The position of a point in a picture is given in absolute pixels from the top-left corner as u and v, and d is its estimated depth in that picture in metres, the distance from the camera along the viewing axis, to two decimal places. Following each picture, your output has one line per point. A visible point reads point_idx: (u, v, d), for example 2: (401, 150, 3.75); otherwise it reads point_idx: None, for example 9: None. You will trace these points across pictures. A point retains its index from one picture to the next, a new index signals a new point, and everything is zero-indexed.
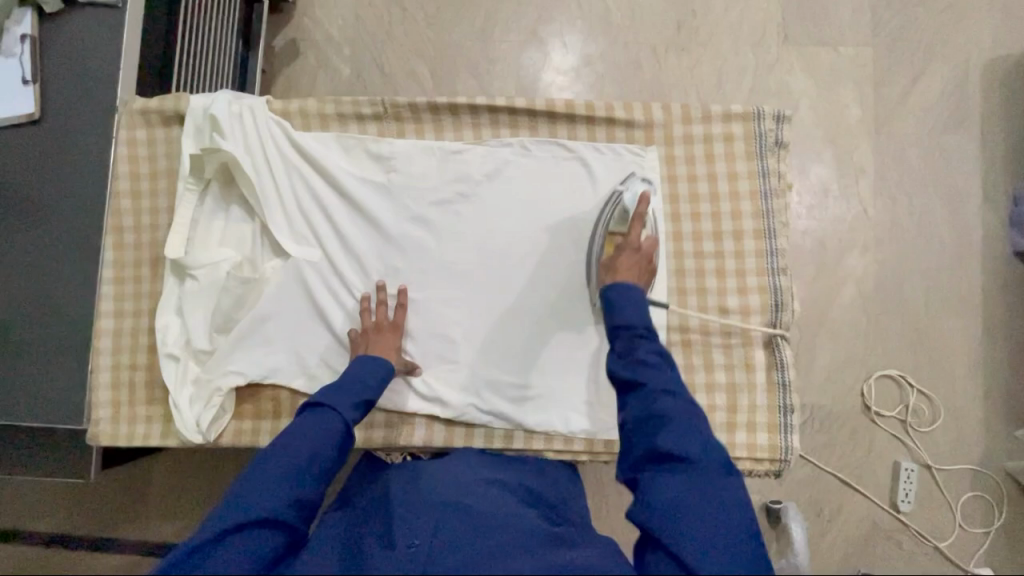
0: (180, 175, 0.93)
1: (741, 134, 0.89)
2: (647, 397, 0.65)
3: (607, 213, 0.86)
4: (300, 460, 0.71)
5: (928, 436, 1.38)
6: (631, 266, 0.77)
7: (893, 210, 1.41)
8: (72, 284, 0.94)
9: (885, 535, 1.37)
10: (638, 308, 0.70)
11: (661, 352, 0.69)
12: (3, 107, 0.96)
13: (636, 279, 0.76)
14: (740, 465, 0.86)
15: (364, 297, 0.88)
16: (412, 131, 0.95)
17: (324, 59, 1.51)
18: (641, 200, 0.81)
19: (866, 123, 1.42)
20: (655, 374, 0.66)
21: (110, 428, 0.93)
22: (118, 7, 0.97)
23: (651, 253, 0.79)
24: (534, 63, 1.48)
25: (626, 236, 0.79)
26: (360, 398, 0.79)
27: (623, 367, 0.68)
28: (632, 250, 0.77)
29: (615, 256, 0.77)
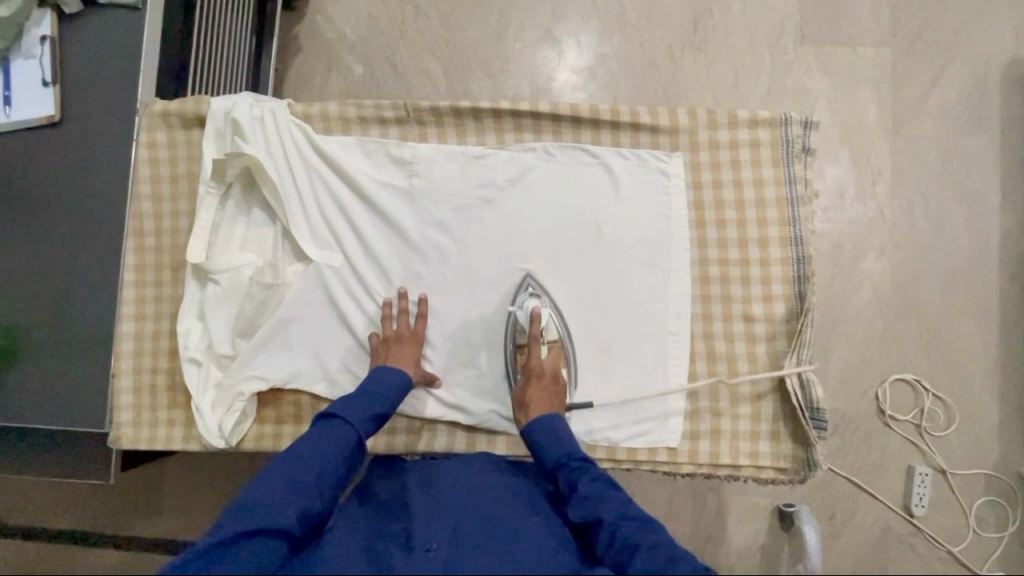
0: (201, 178, 0.93)
1: (767, 141, 0.88)
2: (609, 528, 0.67)
3: (510, 329, 0.88)
4: (309, 474, 0.71)
5: (943, 441, 1.37)
6: (540, 397, 0.83)
7: (911, 213, 1.40)
8: (94, 287, 0.94)
9: (897, 537, 1.38)
10: (561, 446, 0.76)
11: (599, 476, 0.74)
12: (23, 109, 0.96)
13: (546, 409, 0.82)
14: (763, 474, 0.85)
15: (386, 304, 0.88)
16: (434, 135, 0.94)
17: (337, 58, 1.50)
18: (532, 322, 0.84)
19: (884, 125, 1.41)
20: (603, 503, 0.69)
21: (132, 432, 0.93)
22: (139, 8, 0.96)
23: (556, 372, 0.84)
24: (548, 62, 1.47)
25: (529, 361, 0.84)
26: (374, 411, 0.80)
27: (577, 509, 0.71)
28: (535, 383, 0.83)
29: (524, 393, 0.83)
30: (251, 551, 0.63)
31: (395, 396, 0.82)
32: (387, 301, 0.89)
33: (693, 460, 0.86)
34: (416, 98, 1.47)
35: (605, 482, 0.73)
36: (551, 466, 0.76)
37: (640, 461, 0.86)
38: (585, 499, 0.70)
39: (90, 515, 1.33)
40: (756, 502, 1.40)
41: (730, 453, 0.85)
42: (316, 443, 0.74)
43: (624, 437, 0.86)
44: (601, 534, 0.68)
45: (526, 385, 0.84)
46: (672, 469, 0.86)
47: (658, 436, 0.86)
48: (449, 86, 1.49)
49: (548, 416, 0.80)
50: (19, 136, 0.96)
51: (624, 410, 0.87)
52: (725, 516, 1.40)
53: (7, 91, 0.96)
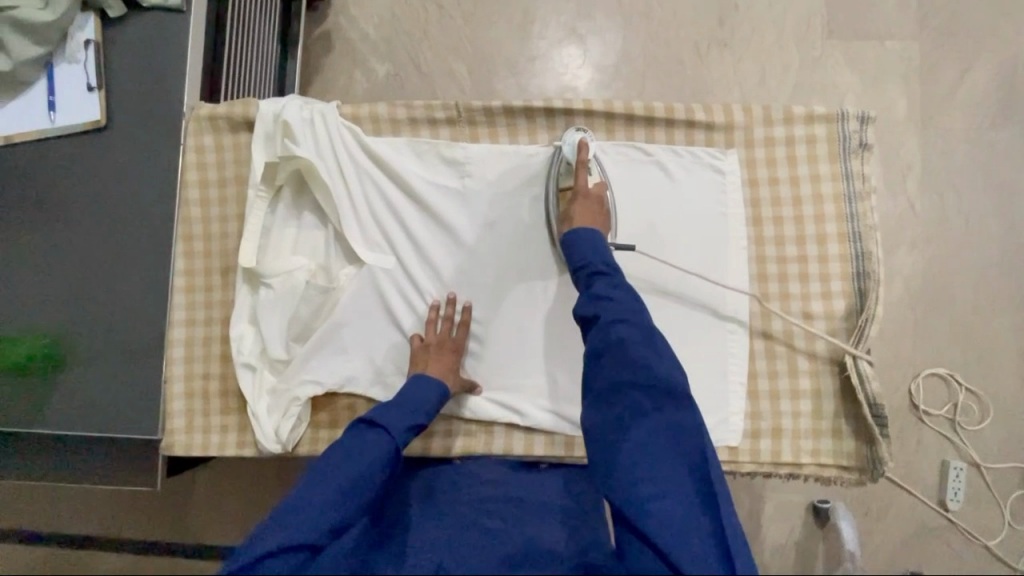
0: (251, 182, 0.92)
1: (824, 137, 0.88)
2: (605, 326, 0.72)
3: (554, 172, 0.89)
4: (341, 483, 0.68)
5: (978, 435, 1.35)
6: (583, 213, 0.84)
7: (942, 207, 1.37)
8: (144, 293, 0.93)
9: (932, 532, 1.36)
10: (594, 249, 0.78)
11: (618, 284, 0.76)
12: (67, 115, 0.95)
13: (588, 222, 0.83)
14: (826, 472, 0.85)
15: (434, 307, 0.88)
16: (486, 134, 0.93)
17: (360, 59, 1.46)
18: (581, 148, 0.86)
19: (911, 119, 1.38)
20: (612, 305, 0.73)
21: (186, 438, 0.93)
22: (184, 11, 0.96)
23: (602, 196, 0.85)
24: (574, 61, 1.43)
25: (575, 186, 0.86)
26: (414, 420, 0.77)
27: (585, 301, 0.75)
28: (581, 197, 0.85)
29: (569, 208, 0.85)
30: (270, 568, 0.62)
31: (433, 405, 0.80)
32: (434, 304, 0.88)
33: (755, 458, 0.85)
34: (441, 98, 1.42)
35: (622, 289, 0.75)
36: (577, 265, 0.79)
37: None
38: (596, 297, 0.75)
39: (120, 522, 1.31)
40: (790, 500, 1.37)
41: (792, 452, 0.85)
42: (352, 450, 0.72)
43: None
44: (594, 332, 0.72)
45: (570, 202, 0.86)
46: (733, 468, 0.86)
47: (719, 436, 0.85)
48: (474, 86, 1.45)
49: (591, 229, 0.82)
50: (64, 142, 0.95)
51: None
52: (759, 515, 1.37)
53: (52, 96, 0.95)
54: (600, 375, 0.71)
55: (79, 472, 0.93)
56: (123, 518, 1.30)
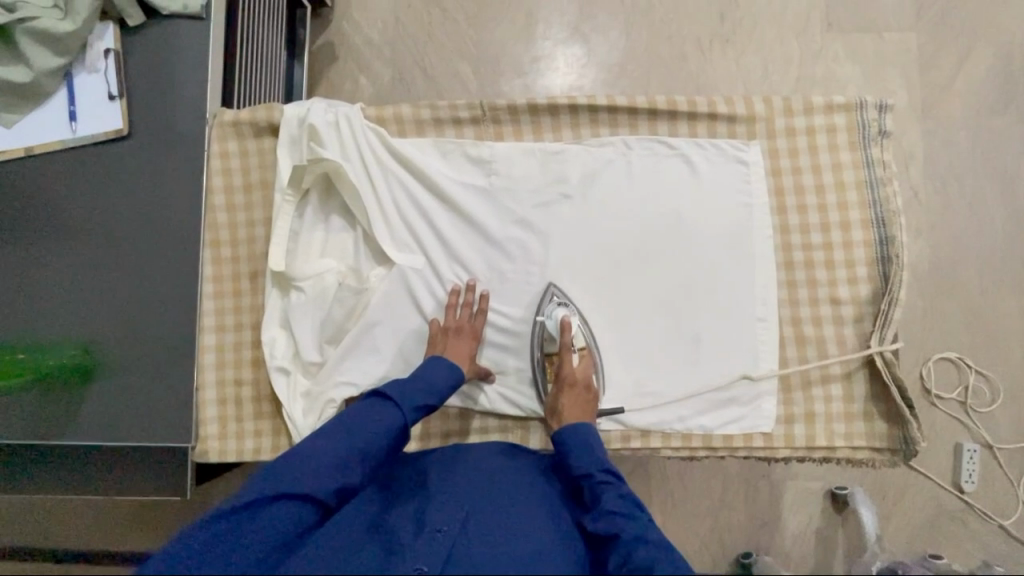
0: (279, 186, 0.93)
1: (844, 126, 0.90)
2: (624, 547, 0.66)
3: (537, 341, 0.88)
4: (350, 450, 0.71)
5: (988, 417, 1.33)
6: (573, 404, 0.83)
7: (943, 194, 1.37)
8: (171, 301, 0.93)
9: (950, 516, 1.33)
10: (594, 455, 0.75)
11: (626, 494, 0.72)
12: (88, 124, 0.94)
13: (578, 415, 0.82)
14: (858, 454, 0.87)
15: (454, 293, 0.88)
16: (511, 133, 0.95)
17: (365, 63, 1.44)
18: (564, 330, 0.85)
19: (912, 110, 1.38)
20: (626, 521, 0.68)
21: (219, 444, 0.93)
22: (204, 17, 0.95)
23: (588, 381, 0.84)
24: (578, 61, 1.41)
25: (560, 371, 0.84)
26: (425, 401, 0.79)
27: (596, 520, 0.70)
28: (568, 389, 0.83)
29: (557, 399, 0.84)
30: (277, 516, 0.65)
31: (447, 388, 0.81)
32: (454, 289, 0.88)
33: (790, 443, 0.87)
34: (448, 101, 1.39)
35: (631, 502, 0.71)
36: (578, 474, 0.75)
37: (737, 449, 0.88)
38: (606, 512, 0.69)
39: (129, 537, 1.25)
40: (809, 489, 1.35)
41: (826, 436, 0.87)
42: (365, 420, 0.75)
43: (717, 424, 0.87)
44: (614, 555, 0.66)
45: (557, 391, 0.84)
46: (768, 454, 0.87)
47: (752, 422, 0.87)
48: (480, 87, 1.42)
49: (581, 423, 0.80)
50: (85, 151, 0.94)
51: (718, 399, 0.88)
52: (780, 506, 1.34)
53: (73, 106, 0.94)
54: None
55: (105, 484, 0.92)
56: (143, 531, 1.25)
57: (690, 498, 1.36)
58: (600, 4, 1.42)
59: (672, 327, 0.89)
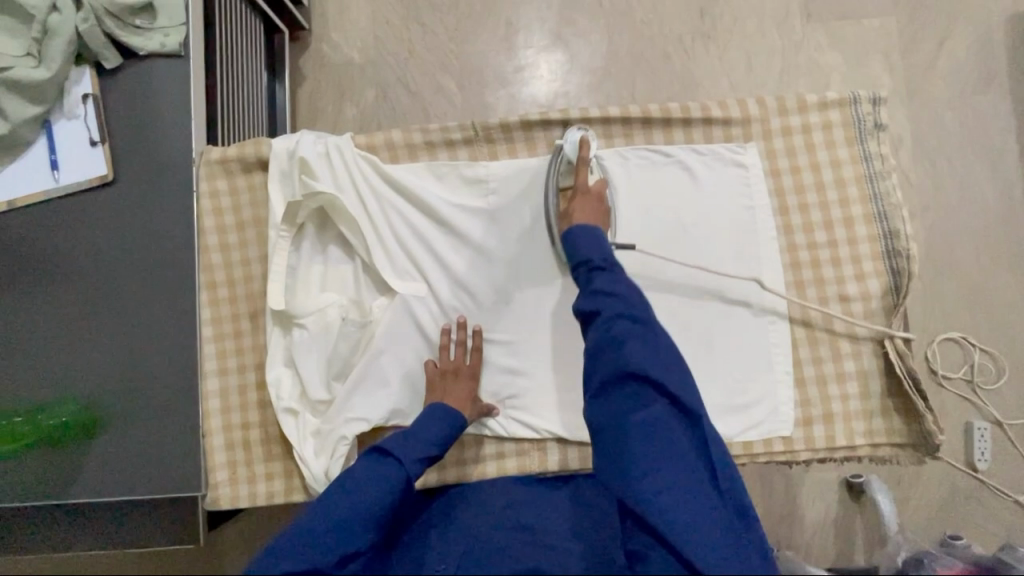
0: (273, 223, 0.90)
1: (839, 121, 0.89)
2: (606, 322, 0.71)
3: (554, 171, 0.89)
4: (349, 516, 0.67)
5: (996, 394, 1.33)
6: (583, 209, 0.84)
7: (935, 176, 1.37)
8: (170, 348, 0.90)
9: (965, 496, 1.33)
10: (595, 244, 0.78)
11: (618, 279, 0.75)
12: (70, 172, 0.92)
13: (589, 217, 0.83)
14: (880, 451, 0.86)
15: (445, 332, 0.87)
16: (505, 151, 0.93)
17: (347, 85, 1.42)
18: (582, 146, 0.86)
19: (898, 93, 1.38)
20: (612, 301, 0.72)
21: (231, 491, 0.91)
22: (183, 55, 0.93)
23: (602, 195, 0.86)
24: (562, 66, 1.40)
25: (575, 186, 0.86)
26: (427, 452, 0.76)
27: (585, 299, 0.74)
28: (581, 196, 0.85)
29: (569, 206, 0.85)
30: None
31: (447, 436, 0.79)
32: (445, 329, 0.87)
33: (810, 446, 0.86)
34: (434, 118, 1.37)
35: (620, 283, 0.75)
36: (574, 262, 0.78)
37: (757, 456, 0.87)
38: (596, 292, 0.74)
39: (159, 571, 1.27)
40: (824, 478, 1.34)
41: (845, 435, 0.86)
42: (365, 479, 0.70)
43: (736, 433, 0.86)
44: (596, 329, 0.71)
45: (571, 199, 0.86)
46: (790, 458, 0.87)
47: (771, 427, 0.86)
48: (465, 100, 1.41)
49: (592, 223, 0.81)
50: (69, 201, 0.92)
51: (735, 410, 0.86)
52: (795, 498, 1.34)
53: (54, 155, 0.91)
54: (603, 363, 0.69)
55: (115, 540, 0.90)
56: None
57: None
58: (579, 9, 1.41)
59: (684, 337, 0.87)
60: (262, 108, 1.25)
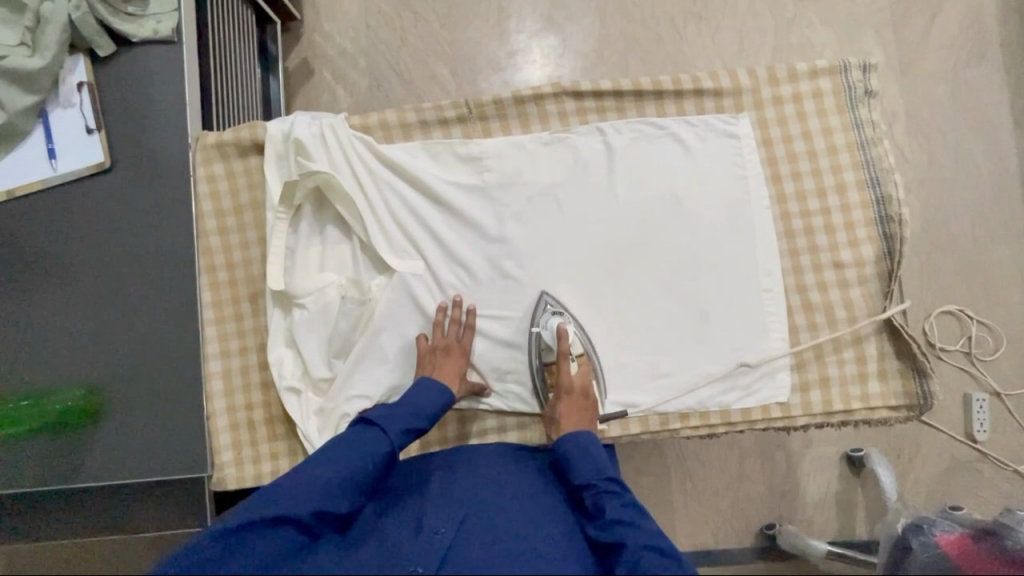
0: (271, 204, 0.91)
1: (830, 90, 0.90)
2: (631, 556, 0.65)
3: (534, 351, 0.88)
4: (335, 480, 0.70)
5: (993, 364, 1.34)
6: (569, 413, 0.81)
7: (929, 150, 1.37)
8: (172, 332, 0.91)
9: (965, 466, 1.34)
10: (595, 463, 0.75)
11: (629, 502, 0.71)
12: (67, 160, 0.92)
13: (576, 423, 0.80)
14: (876, 415, 0.87)
15: (441, 309, 0.87)
16: (499, 129, 0.94)
17: (341, 74, 1.42)
18: (561, 338, 0.83)
19: (890, 68, 1.38)
20: (631, 530, 0.67)
21: (236, 471, 0.93)
22: (177, 41, 0.93)
23: (586, 389, 0.83)
24: (554, 51, 1.40)
25: (558, 378, 0.83)
26: (412, 424, 0.78)
27: (601, 531, 0.69)
28: (565, 399, 0.82)
29: (554, 409, 0.82)
30: (269, 540, 0.64)
31: (436, 410, 0.80)
32: (440, 307, 0.88)
33: (807, 411, 0.87)
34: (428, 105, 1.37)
35: (634, 509, 0.70)
36: (579, 484, 0.74)
37: (754, 422, 0.88)
38: (612, 521, 0.68)
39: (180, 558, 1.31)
40: (825, 454, 1.35)
41: (842, 399, 0.87)
42: (351, 446, 0.73)
43: (732, 399, 0.87)
44: (622, 568, 0.65)
45: (556, 399, 0.83)
46: (787, 424, 0.88)
47: (768, 393, 0.87)
48: (458, 87, 1.41)
49: (579, 433, 0.78)
50: (67, 189, 0.92)
51: (729, 375, 0.87)
52: (796, 473, 1.34)
53: (50, 143, 0.92)
54: None
55: (123, 522, 0.91)
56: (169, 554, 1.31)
57: (709, 475, 1.35)
58: None
59: (679, 307, 0.88)
60: (257, 98, 1.25)
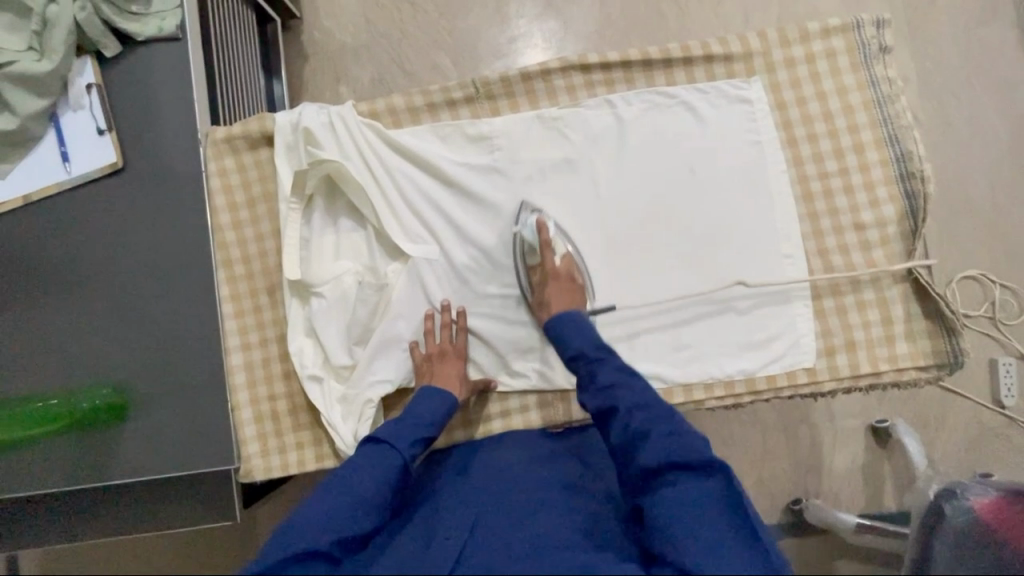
0: (284, 196, 0.92)
1: (843, 49, 0.88)
2: (623, 418, 0.72)
3: (517, 256, 0.89)
4: (347, 504, 0.69)
5: (1019, 328, 1.31)
6: (557, 295, 0.84)
7: (944, 113, 1.34)
8: (192, 327, 0.92)
9: (995, 433, 1.31)
10: (584, 333, 0.79)
11: (620, 365, 0.76)
12: (80, 161, 0.93)
13: (567, 303, 0.84)
14: (905, 376, 0.85)
15: (428, 317, 0.87)
16: (507, 107, 0.93)
17: (343, 68, 1.42)
18: (541, 230, 0.85)
19: (900, 30, 1.35)
20: (622, 394, 0.73)
21: (263, 462, 0.93)
22: (181, 38, 0.93)
23: (572, 273, 0.85)
24: (554, 33, 1.39)
25: (544, 268, 0.85)
26: (421, 434, 0.78)
27: (595, 395, 0.75)
28: (551, 283, 0.85)
29: (543, 294, 0.85)
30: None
31: (442, 416, 0.80)
32: (428, 314, 0.88)
33: (834, 376, 0.86)
34: None
35: (626, 371, 0.75)
36: (572, 353, 0.78)
37: (780, 390, 0.87)
38: (605, 386, 0.74)
39: (214, 552, 1.34)
40: (850, 427, 1.33)
41: (870, 362, 0.85)
42: (363, 466, 0.73)
43: (758, 366, 0.86)
44: (616, 423, 0.72)
45: (544, 287, 0.85)
46: (814, 389, 0.86)
47: (793, 359, 0.86)
48: (459, 76, 1.40)
49: (572, 310, 0.82)
50: (82, 190, 0.93)
51: (753, 343, 0.86)
52: (821, 447, 1.33)
53: (63, 146, 0.93)
54: (630, 462, 0.70)
55: (157, 516, 0.92)
56: (196, 552, 1.35)
57: (733, 453, 1.34)
58: None
59: (699, 279, 0.87)
60: (262, 96, 1.26)
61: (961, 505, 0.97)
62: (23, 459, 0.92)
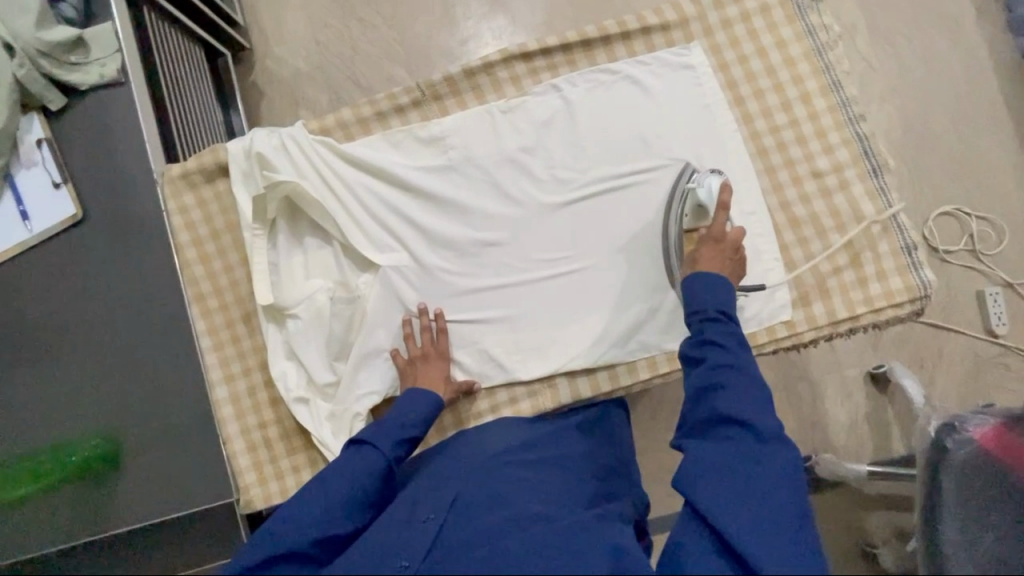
0: (246, 222, 0.92)
1: (776, 2, 0.89)
2: (706, 373, 0.69)
3: (677, 213, 0.84)
4: (334, 504, 0.69)
5: (999, 257, 1.32)
6: (713, 257, 0.77)
7: (897, 56, 1.35)
8: (173, 366, 0.92)
9: (991, 363, 1.32)
10: (715, 295, 0.73)
11: (735, 332, 0.71)
12: (39, 217, 0.92)
13: (716, 268, 0.76)
14: (883, 315, 0.86)
15: (406, 323, 0.87)
16: (454, 105, 0.94)
17: (299, 93, 1.42)
18: (723, 190, 0.79)
19: None
20: (718, 351, 0.70)
21: (261, 490, 0.93)
22: (124, 81, 0.93)
23: (738, 246, 0.78)
24: (504, 30, 1.39)
25: (709, 227, 0.79)
26: (404, 435, 0.77)
27: (693, 345, 0.72)
28: (714, 245, 0.78)
29: (698, 250, 0.78)
30: None
31: (426, 416, 0.80)
32: (406, 319, 0.87)
33: (813, 325, 0.86)
34: None
35: (736, 340, 0.71)
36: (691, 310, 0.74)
37: (761, 346, 0.87)
38: (704, 341, 0.71)
39: None
40: (848, 377, 1.33)
41: (846, 307, 0.86)
42: (344, 468, 0.72)
43: None
44: (699, 374, 0.69)
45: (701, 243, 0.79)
46: (796, 340, 0.87)
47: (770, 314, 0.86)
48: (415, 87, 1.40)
49: (722, 278, 0.75)
50: (45, 246, 0.93)
51: None
52: (822, 402, 1.33)
53: (21, 205, 0.92)
54: (699, 408, 0.69)
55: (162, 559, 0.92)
56: None
57: None
58: None
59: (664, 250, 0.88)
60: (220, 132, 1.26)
61: (963, 438, 0.94)
62: (21, 521, 0.91)
